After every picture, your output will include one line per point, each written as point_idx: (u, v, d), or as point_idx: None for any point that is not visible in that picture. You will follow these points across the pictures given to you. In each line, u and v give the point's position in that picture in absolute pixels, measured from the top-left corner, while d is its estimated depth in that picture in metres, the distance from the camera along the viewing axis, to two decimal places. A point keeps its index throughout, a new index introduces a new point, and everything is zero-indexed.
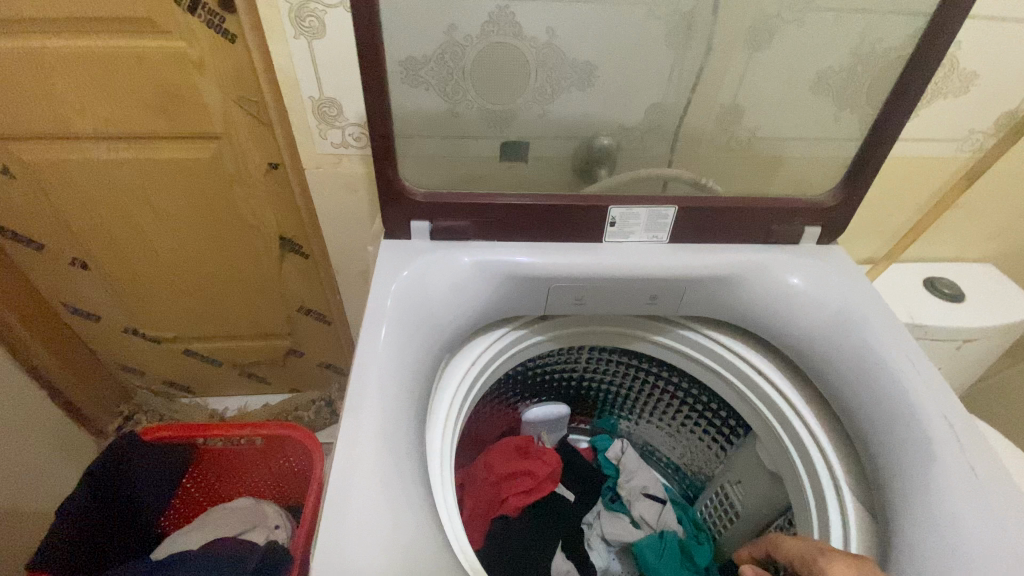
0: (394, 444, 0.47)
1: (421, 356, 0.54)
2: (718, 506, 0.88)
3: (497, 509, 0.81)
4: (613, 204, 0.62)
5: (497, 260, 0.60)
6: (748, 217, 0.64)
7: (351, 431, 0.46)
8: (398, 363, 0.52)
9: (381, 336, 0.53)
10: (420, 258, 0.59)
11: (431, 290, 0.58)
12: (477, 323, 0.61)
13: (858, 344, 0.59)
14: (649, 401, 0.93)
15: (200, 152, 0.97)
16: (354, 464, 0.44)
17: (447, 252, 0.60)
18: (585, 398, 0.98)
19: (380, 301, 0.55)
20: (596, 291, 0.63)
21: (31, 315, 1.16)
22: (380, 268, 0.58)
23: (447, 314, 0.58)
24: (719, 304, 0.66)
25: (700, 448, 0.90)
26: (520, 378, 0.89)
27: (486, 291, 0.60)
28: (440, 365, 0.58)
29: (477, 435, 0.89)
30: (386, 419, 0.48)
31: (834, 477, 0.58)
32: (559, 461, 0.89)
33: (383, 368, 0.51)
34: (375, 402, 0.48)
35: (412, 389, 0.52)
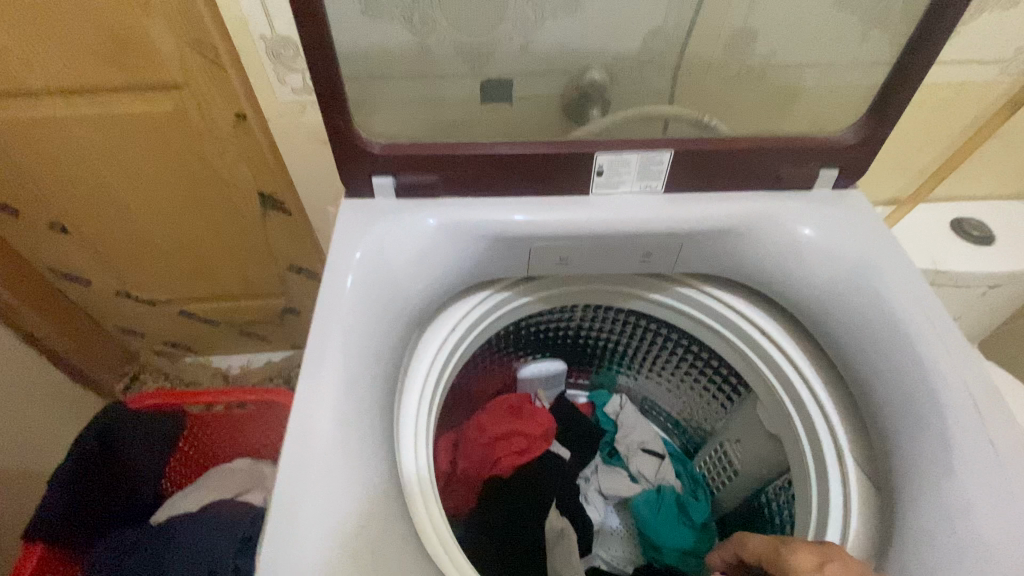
0: (352, 432, 0.43)
1: (385, 331, 0.50)
2: (717, 462, 0.86)
3: (491, 469, 0.82)
4: (600, 150, 0.55)
5: (469, 220, 0.55)
6: (754, 161, 0.57)
7: (303, 419, 0.43)
8: (358, 340, 0.48)
9: (340, 311, 0.49)
10: (384, 221, 0.54)
11: (396, 257, 0.53)
12: (449, 290, 0.57)
13: (872, 303, 0.53)
14: (648, 357, 0.89)
15: (163, 105, 0.90)
16: (305, 457, 0.41)
17: (413, 213, 0.55)
18: (582, 355, 0.95)
19: (338, 271, 0.51)
20: (583, 249, 0.58)
21: (20, 284, 1.14)
22: (339, 233, 0.53)
23: (415, 282, 0.53)
24: (717, 261, 0.60)
25: (699, 405, 0.88)
26: (512, 338, 0.85)
27: (458, 255, 0.55)
28: (409, 337, 0.54)
29: (472, 392, 0.87)
30: (342, 404, 0.44)
31: (837, 445, 0.55)
32: (553, 421, 0.88)
33: (341, 346, 0.47)
34: (330, 385, 0.45)
35: (375, 366, 0.48)
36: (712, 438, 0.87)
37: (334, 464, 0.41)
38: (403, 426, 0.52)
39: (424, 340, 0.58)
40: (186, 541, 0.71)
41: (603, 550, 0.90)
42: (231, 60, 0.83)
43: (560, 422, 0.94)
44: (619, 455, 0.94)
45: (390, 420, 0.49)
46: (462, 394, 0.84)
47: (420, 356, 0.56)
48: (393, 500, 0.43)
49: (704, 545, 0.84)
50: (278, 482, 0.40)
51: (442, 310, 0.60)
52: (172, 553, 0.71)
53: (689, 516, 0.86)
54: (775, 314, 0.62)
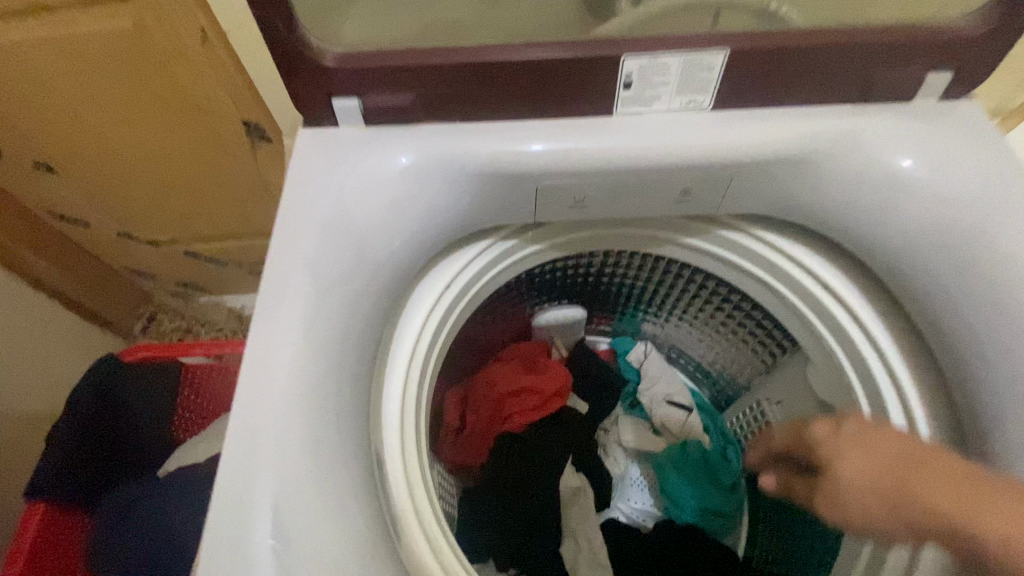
0: (303, 435, 0.38)
1: (350, 306, 0.43)
2: (751, 420, 0.79)
3: (500, 426, 0.76)
4: (628, 54, 0.42)
5: (453, 156, 0.45)
6: (831, 65, 0.43)
7: (246, 422, 0.38)
8: (313, 321, 0.41)
9: (291, 285, 0.41)
10: (346, 162, 0.45)
11: (363, 208, 0.44)
12: (432, 244, 0.48)
13: (988, 263, 0.42)
14: (678, 304, 0.80)
15: (119, 20, 0.77)
16: (247, 465, 0.37)
17: (380, 151, 0.45)
18: (603, 301, 0.85)
19: (289, 234, 0.43)
20: (603, 189, 0.47)
21: (19, 229, 1.09)
22: (290, 182, 0.44)
23: (385, 239, 0.45)
24: (773, 198, 0.48)
25: (732, 359, 0.80)
26: (525, 285, 0.75)
27: (440, 202, 0.46)
28: (387, 304, 0.46)
29: (481, 341, 0.79)
30: (291, 403, 0.39)
31: (913, 428, 0.47)
32: (569, 376, 0.80)
33: (290, 331, 0.40)
34: (276, 381, 0.39)
35: (338, 347, 0.42)
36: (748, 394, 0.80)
37: (279, 474, 0.37)
38: (384, 406, 0.46)
39: (407, 305, 0.50)
40: (184, 496, 0.70)
41: (621, 508, 0.84)
42: None
43: (578, 373, 0.86)
44: (640, 405, 0.88)
45: (359, 409, 0.43)
46: (471, 344, 0.77)
47: (403, 324, 0.49)
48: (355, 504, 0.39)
49: (730, 504, 0.80)
50: (219, 493, 0.36)
51: (429, 269, 0.51)
52: (174, 506, 0.69)
53: (718, 476, 0.80)
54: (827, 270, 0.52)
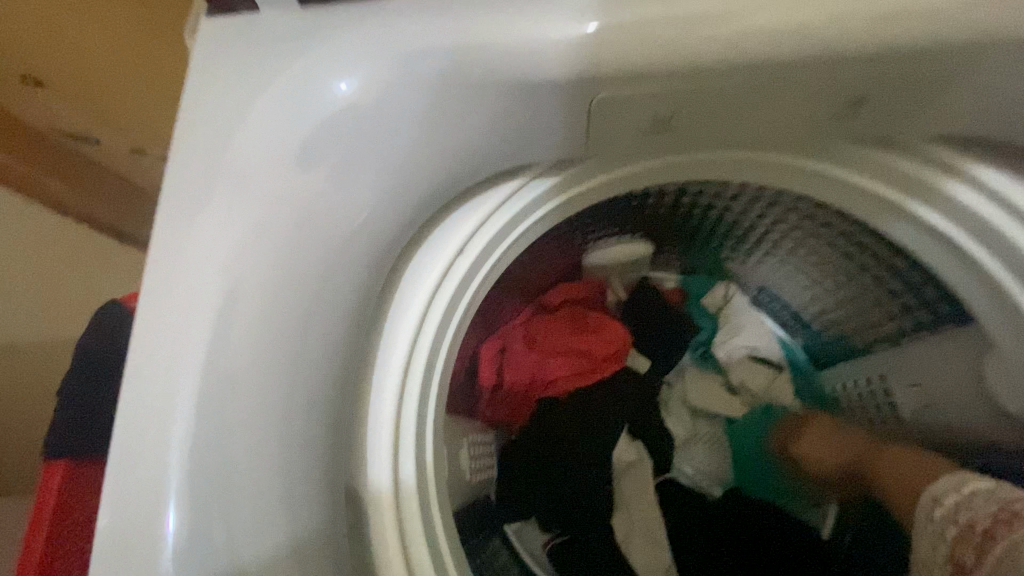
0: (213, 448, 0.30)
1: (273, 288, 0.33)
2: (863, 390, 0.65)
3: (540, 391, 0.65)
4: None
5: (425, 77, 0.32)
6: None
7: (139, 431, 0.30)
8: (221, 306, 0.31)
9: (189, 263, 0.31)
10: (267, 95, 0.33)
11: (284, 158, 0.32)
12: (423, 205, 0.39)
13: None
14: (772, 242, 0.62)
15: None
16: (145, 482, 0.29)
17: (307, 77, 0.32)
18: (673, 236, 0.66)
19: (187, 192, 0.32)
20: (700, 97, 0.33)
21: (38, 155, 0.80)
22: (187, 124, 0.33)
23: (324, 202, 0.34)
24: (974, 98, 0.33)
25: (824, 308, 0.66)
26: (583, 217, 0.56)
27: (417, 145, 0.35)
28: (350, 283, 0.37)
29: (522, 282, 0.62)
30: (194, 411, 0.30)
31: None
32: (628, 338, 0.68)
33: (189, 319, 0.31)
34: (173, 381, 0.30)
35: (265, 341, 0.32)
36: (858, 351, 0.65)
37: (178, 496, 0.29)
38: (374, 400, 0.39)
39: (404, 282, 0.42)
40: None
41: (689, 465, 0.72)
42: None
43: (640, 323, 0.72)
44: (713, 358, 0.74)
45: (309, 408, 0.35)
46: (509, 291, 0.62)
47: (403, 301, 0.41)
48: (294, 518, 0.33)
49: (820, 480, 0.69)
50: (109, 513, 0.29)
51: (426, 238, 0.42)
52: None
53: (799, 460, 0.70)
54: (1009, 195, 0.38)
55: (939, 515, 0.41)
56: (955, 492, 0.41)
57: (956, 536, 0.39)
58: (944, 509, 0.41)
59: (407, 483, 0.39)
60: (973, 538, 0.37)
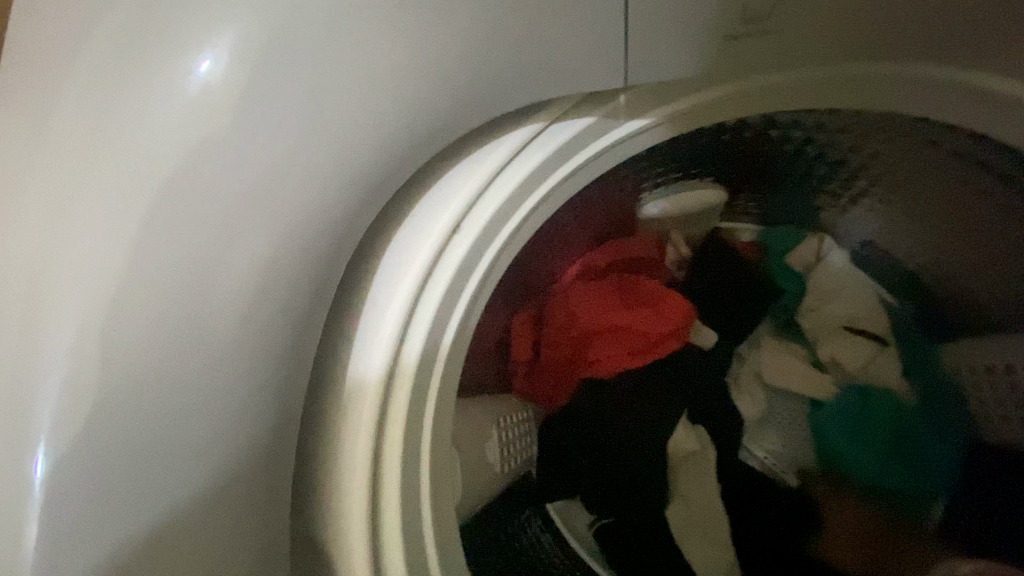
0: (92, 506, 0.22)
1: (170, 284, 0.22)
2: (1005, 376, 0.51)
3: (582, 370, 0.56)
4: None
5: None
6: None
7: None
8: (87, 306, 0.21)
9: (31, 243, 0.21)
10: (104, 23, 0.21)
11: (172, 89, 0.21)
12: (396, 170, 0.28)
13: None
14: (887, 177, 0.48)
15: None
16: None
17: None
18: (755, 177, 0.52)
19: (23, 132, 0.21)
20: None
21: None
22: (24, 36, 0.21)
23: (236, 182, 0.23)
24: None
25: (950, 262, 0.52)
26: (641, 160, 0.44)
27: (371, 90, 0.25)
28: (290, 273, 0.26)
29: (563, 241, 0.51)
30: (67, 444, 0.21)
31: None
32: (689, 310, 0.57)
33: (38, 327, 0.21)
34: (22, 418, 0.20)
35: (165, 363, 0.23)
36: (988, 318, 0.52)
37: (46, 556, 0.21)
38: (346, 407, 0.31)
39: (382, 268, 0.32)
40: None
41: (761, 450, 0.62)
42: None
43: (709, 287, 0.60)
44: (799, 328, 0.63)
45: (244, 434, 0.27)
46: (550, 250, 0.51)
47: (385, 286, 0.32)
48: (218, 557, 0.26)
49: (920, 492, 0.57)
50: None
51: (409, 213, 0.33)
52: None
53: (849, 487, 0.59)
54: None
55: None
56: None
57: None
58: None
59: (390, 503, 0.31)
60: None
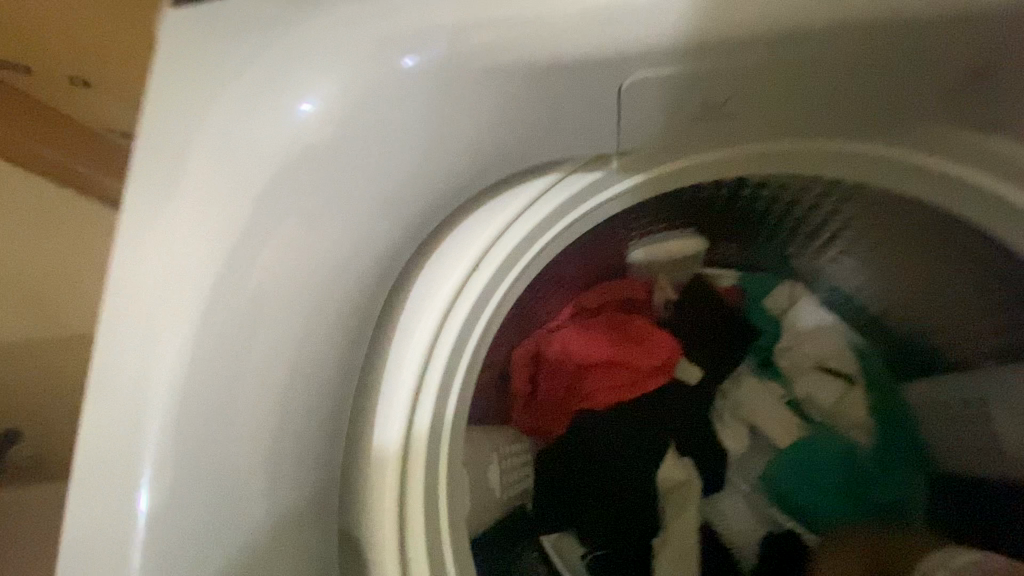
0: (184, 434, 0.28)
1: (240, 309, 0.29)
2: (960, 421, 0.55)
3: (577, 403, 0.60)
4: None
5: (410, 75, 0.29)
6: None
7: (121, 396, 0.28)
8: (202, 281, 0.28)
9: (152, 277, 0.29)
10: (245, 76, 0.30)
11: (281, 124, 0.29)
12: (419, 224, 0.35)
13: None
14: (848, 233, 0.54)
15: None
16: (106, 507, 0.28)
17: (269, 87, 0.29)
18: (729, 230, 0.58)
19: (151, 192, 0.29)
20: (755, 74, 0.29)
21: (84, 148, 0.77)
22: (182, 79, 0.31)
23: (317, 197, 0.30)
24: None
25: (908, 310, 0.57)
26: (629, 214, 0.50)
27: (396, 151, 0.31)
28: (346, 273, 0.33)
29: (559, 283, 0.56)
30: (178, 385, 0.28)
31: None
32: (672, 347, 0.62)
33: (170, 291, 0.28)
34: (145, 363, 0.28)
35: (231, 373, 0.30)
36: (943, 361, 0.57)
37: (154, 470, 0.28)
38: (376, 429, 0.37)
39: (414, 294, 0.39)
40: None
41: (745, 481, 0.65)
42: None
43: (691, 326, 0.65)
44: (775, 366, 0.67)
45: (306, 397, 0.33)
46: (547, 290, 0.56)
47: (405, 330, 0.38)
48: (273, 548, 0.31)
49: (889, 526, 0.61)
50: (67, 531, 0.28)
51: (425, 266, 0.38)
52: None
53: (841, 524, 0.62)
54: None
55: None
56: None
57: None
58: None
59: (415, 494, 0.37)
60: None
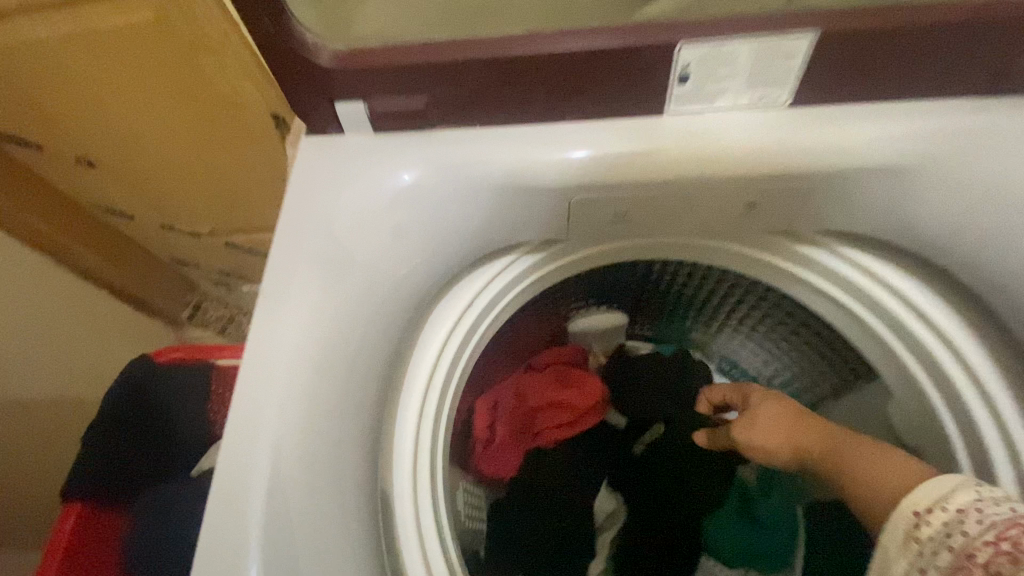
0: (303, 406, 0.39)
1: (343, 321, 0.42)
2: None
3: (529, 443, 0.71)
4: (686, 41, 0.38)
5: (456, 176, 0.42)
6: (935, 59, 0.38)
7: (262, 376, 0.39)
8: (325, 297, 0.41)
9: (288, 289, 0.40)
10: (363, 160, 0.43)
11: (387, 193, 0.43)
12: (443, 274, 0.48)
13: None
14: (733, 313, 0.71)
15: (132, 17, 0.74)
16: (239, 456, 0.37)
17: (376, 167, 0.43)
18: (646, 307, 0.75)
19: (283, 255, 0.41)
20: (644, 201, 0.44)
21: (52, 211, 1.08)
22: (314, 157, 0.44)
23: (401, 244, 0.44)
24: (851, 210, 0.43)
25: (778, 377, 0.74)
26: (570, 285, 0.68)
27: (438, 242, 0.45)
28: (406, 299, 0.46)
29: (511, 347, 0.72)
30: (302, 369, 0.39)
31: (980, 417, 0.45)
32: (603, 389, 0.74)
33: (304, 303, 0.40)
34: (281, 352, 0.39)
35: (318, 406, 0.40)
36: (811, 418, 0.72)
37: (285, 432, 0.38)
38: (396, 451, 0.47)
39: (418, 347, 0.49)
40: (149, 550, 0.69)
41: None
42: None
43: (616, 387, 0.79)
44: None
45: (371, 388, 0.45)
46: (503, 351, 0.71)
47: (414, 367, 0.49)
48: (341, 523, 0.41)
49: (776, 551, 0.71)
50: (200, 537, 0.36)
51: (432, 312, 0.50)
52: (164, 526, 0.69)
53: (760, 553, 0.70)
54: (898, 286, 0.48)
55: (927, 536, 0.38)
56: (943, 510, 0.38)
57: (955, 564, 0.36)
58: (932, 530, 0.38)
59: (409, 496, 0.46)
60: (975, 571, 0.35)
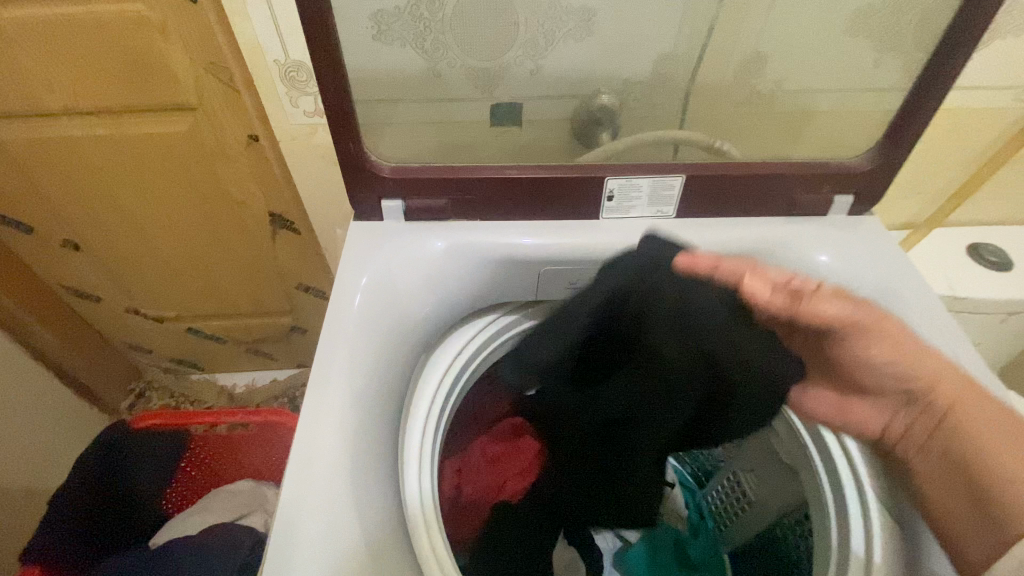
0: (355, 411, 0.48)
1: (383, 349, 0.53)
2: (729, 495, 0.80)
3: (494, 496, 0.77)
4: (610, 175, 0.58)
5: (463, 247, 0.58)
6: (764, 193, 0.61)
7: (322, 389, 0.48)
8: (372, 330, 0.53)
9: (343, 324, 0.52)
10: (398, 235, 0.59)
11: (417, 257, 0.57)
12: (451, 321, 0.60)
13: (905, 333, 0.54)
14: None
15: (166, 128, 0.90)
16: (305, 451, 0.45)
17: (408, 240, 0.58)
18: None
19: (339, 300, 0.54)
20: (589, 273, 0.61)
21: (24, 291, 1.12)
22: (360, 234, 0.59)
23: (428, 292, 0.57)
24: None
25: None
26: None
27: (457, 294, 0.59)
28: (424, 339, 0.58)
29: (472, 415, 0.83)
30: (354, 381, 0.49)
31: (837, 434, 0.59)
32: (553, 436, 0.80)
33: (357, 334, 0.52)
34: (338, 369, 0.49)
35: (361, 424, 0.48)
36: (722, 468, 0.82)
37: (342, 430, 0.46)
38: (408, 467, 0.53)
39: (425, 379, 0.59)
40: None
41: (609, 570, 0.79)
42: (235, 58, 0.80)
43: None
44: None
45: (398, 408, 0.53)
46: (465, 416, 0.82)
47: (420, 398, 0.57)
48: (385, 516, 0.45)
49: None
50: (273, 533, 0.41)
51: (436, 353, 0.61)
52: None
53: None
54: None
55: None
56: None
57: None
58: None
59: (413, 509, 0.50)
60: None
